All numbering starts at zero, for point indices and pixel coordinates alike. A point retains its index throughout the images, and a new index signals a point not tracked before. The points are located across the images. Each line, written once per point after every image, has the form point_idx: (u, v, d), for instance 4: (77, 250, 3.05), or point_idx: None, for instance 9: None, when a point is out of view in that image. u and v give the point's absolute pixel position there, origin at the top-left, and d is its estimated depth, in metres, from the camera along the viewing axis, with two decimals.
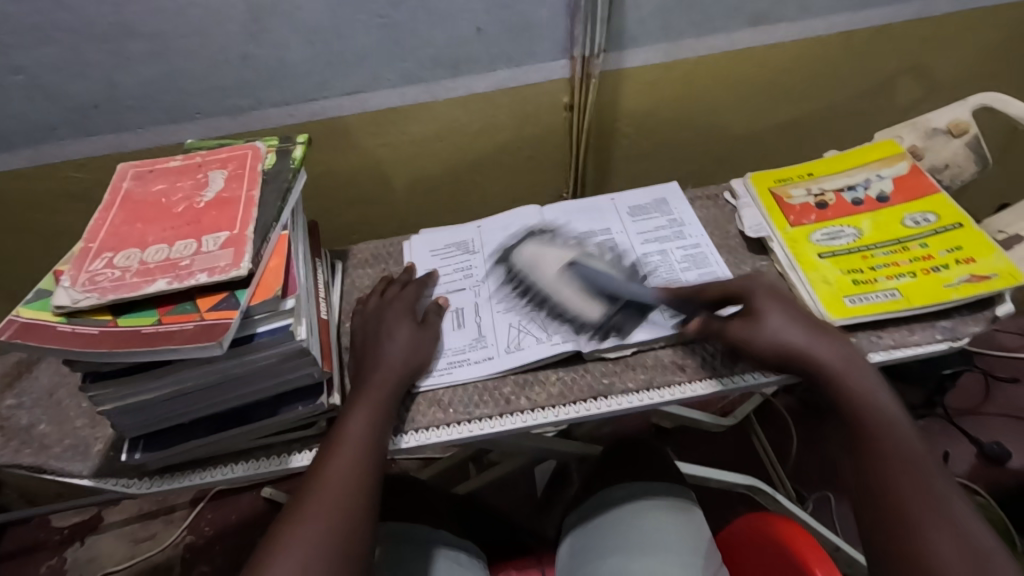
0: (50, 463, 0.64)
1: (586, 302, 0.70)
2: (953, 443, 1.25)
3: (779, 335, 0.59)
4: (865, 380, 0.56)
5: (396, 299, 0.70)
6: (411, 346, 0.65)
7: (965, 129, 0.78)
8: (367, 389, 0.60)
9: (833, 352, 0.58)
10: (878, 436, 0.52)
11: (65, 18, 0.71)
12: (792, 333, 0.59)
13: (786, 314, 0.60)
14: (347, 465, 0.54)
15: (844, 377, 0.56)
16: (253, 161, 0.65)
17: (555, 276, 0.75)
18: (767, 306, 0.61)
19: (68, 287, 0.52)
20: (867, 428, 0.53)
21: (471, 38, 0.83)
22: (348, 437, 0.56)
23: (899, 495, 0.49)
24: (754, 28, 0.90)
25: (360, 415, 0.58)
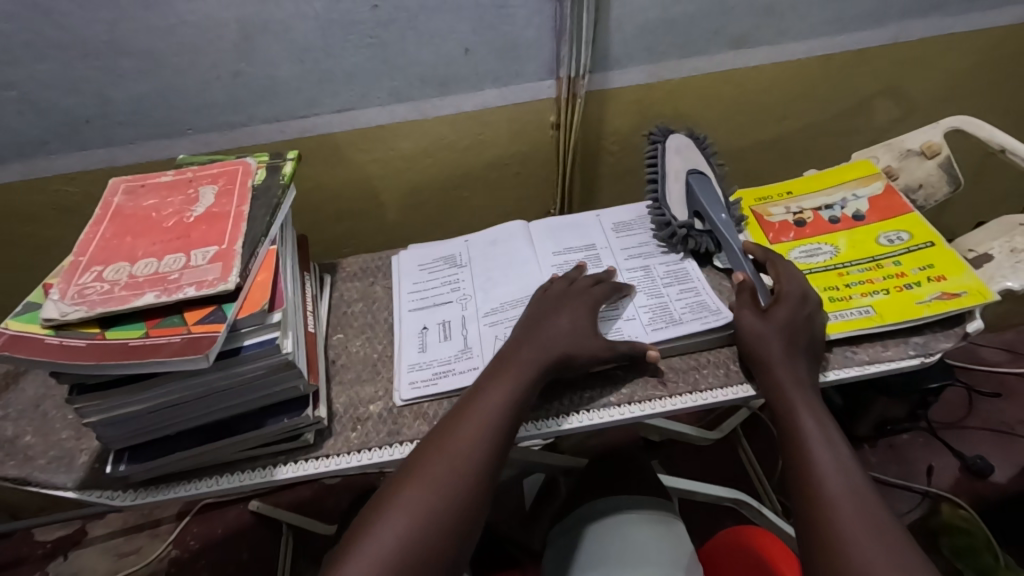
0: (34, 475, 0.64)
1: (676, 202, 0.79)
2: (936, 457, 1.27)
3: (766, 347, 0.62)
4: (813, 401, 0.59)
5: (574, 290, 0.71)
6: (585, 331, 0.65)
7: (937, 150, 0.81)
8: (507, 369, 0.61)
9: (792, 376, 0.60)
10: (824, 460, 0.54)
11: (59, 36, 0.73)
12: (761, 349, 0.62)
13: (755, 324, 0.64)
14: (468, 447, 0.55)
15: (801, 399, 0.58)
16: (243, 177, 0.67)
17: (676, 172, 0.79)
18: (746, 312, 0.65)
19: (57, 299, 0.53)
20: (781, 379, 0.60)
21: (459, 58, 0.85)
22: (477, 417, 0.57)
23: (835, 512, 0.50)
24: (734, 51, 0.93)
25: (490, 395, 0.59)
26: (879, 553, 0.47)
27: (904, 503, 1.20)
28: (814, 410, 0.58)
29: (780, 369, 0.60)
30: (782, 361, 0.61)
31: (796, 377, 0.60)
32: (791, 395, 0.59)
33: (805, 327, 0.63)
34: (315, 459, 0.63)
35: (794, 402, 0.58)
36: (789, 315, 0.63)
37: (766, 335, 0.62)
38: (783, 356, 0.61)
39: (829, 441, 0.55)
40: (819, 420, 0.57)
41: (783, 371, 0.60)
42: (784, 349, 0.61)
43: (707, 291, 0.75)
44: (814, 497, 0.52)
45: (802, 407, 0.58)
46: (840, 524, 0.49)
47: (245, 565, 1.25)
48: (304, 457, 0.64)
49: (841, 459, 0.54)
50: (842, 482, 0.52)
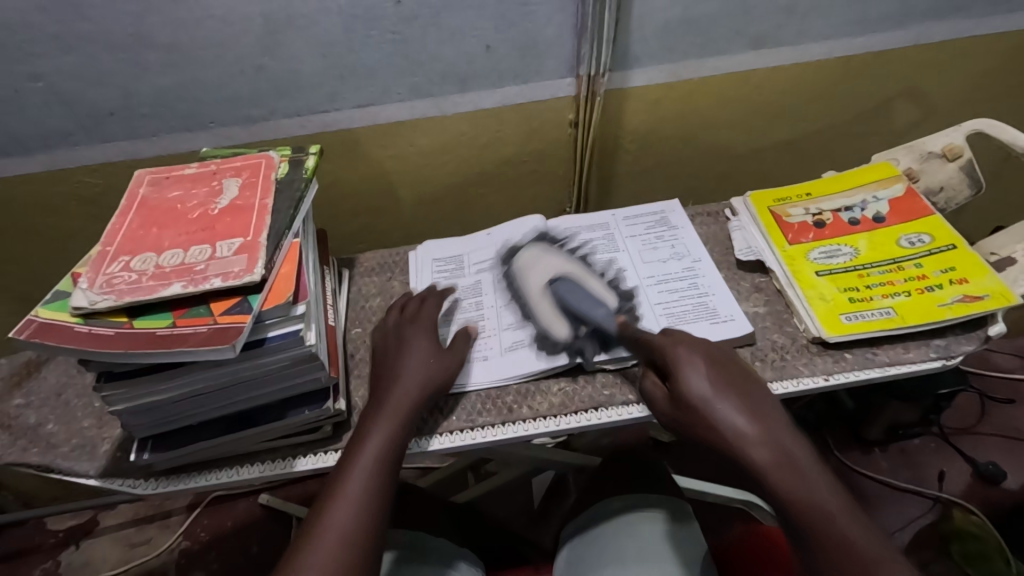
0: (57, 462, 0.64)
1: (554, 316, 0.73)
2: (949, 462, 1.26)
3: (695, 399, 0.55)
4: (782, 449, 0.52)
5: (420, 315, 0.70)
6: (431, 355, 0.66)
7: (959, 153, 0.80)
8: (383, 411, 0.60)
9: (769, 449, 0.52)
10: (851, 535, 0.46)
11: (85, 28, 0.73)
12: (723, 423, 0.53)
13: (704, 389, 0.56)
14: (363, 486, 0.54)
15: (757, 451, 0.52)
16: (267, 170, 0.67)
17: (540, 292, 0.76)
18: (689, 370, 0.57)
19: (85, 288, 0.54)
20: (729, 433, 0.53)
21: (480, 55, 0.85)
22: (362, 460, 0.56)
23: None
24: (754, 51, 0.92)
25: (375, 442, 0.58)
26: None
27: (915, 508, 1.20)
28: (816, 476, 0.50)
29: (753, 445, 0.52)
30: (750, 433, 0.53)
31: (774, 446, 0.52)
32: (749, 450, 0.52)
33: (746, 391, 0.56)
34: (335, 452, 0.63)
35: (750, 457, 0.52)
36: (733, 379, 0.57)
37: (713, 402, 0.54)
38: (720, 405, 0.54)
39: (842, 511, 0.48)
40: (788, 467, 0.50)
41: (726, 423, 0.53)
42: (749, 417, 0.54)
43: (723, 292, 0.74)
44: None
45: (763, 461, 0.51)
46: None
47: (254, 557, 1.26)
48: (323, 449, 0.64)
49: (827, 511, 0.48)
50: (882, 559, 0.45)
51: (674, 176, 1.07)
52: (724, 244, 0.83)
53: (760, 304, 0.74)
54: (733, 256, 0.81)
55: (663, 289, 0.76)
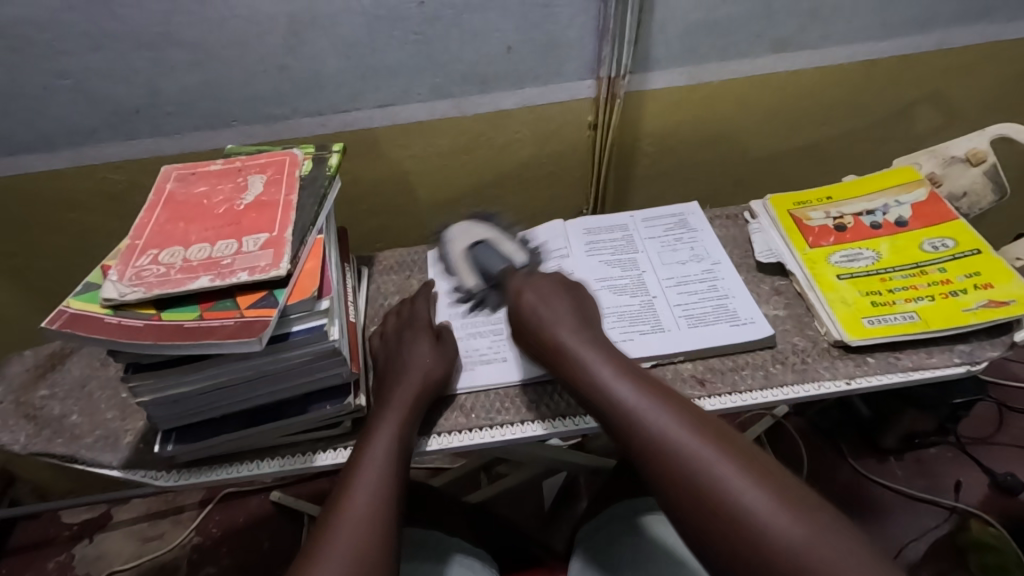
0: (80, 453, 0.65)
1: (466, 272, 0.80)
2: (966, 473, 1.24)
3: (526, 308, 0.64)
4: (585, 346, 0.59)
5: (415, 317, 0.72)
6: (428, 353, 0.67)
7: (983, 158, 0.80)
8: (388, 411, 0.61)
9: (583, 342, 0.59)
10: (631, 395, 0.52)
11: (115, 27, 0.75)
12: (549, 329, 0.61)
13: (535, 304, 0.63)
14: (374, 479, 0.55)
15: (571, 341, 0.59)
16: (291, 167, 0.68)
17: (459, 253, 0.82)
18: (527, 289, 0.65)
19: (115, 281, 0.54)
20: (544, 332, 0.61)
21: (501, 55, 0.85)
22: (370, 463, 0.56)
23: (669, 436, 0.49)
24: (775, 55, 0.92)
25: (380, 440, 0.58)
26: (725, 460, 0.46)
27: (931, 518, 1.18)
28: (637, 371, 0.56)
29: (575, 343, 0.59)
30: (570, 335, 0.60)
31: (592, 343, 0.59)
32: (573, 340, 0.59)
33: (583, 306, 0.65)
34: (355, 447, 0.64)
35: (566, 350, 0.59)
36: (566, 301, 0.64)
37: (547, 318, 0.62)
38: (539, 306, 0.63)
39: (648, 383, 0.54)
40: (596, 353, 0.58)
41: (549, 328, 0.61)
42: (569, 325, 0.61)
43: (743, 294, 0.74)
44: (644, 432, 0.50)
45: (568, 349, 0.59)
46: (679, 445, 0.48)
47: (265, 554, 1.26)
48: (342, 445, 0.64)
49: (616, 392, 0.53)
50: (670, 409, 0.51)
51: (691, 180, 1.07)
52: (744, 247, 0.82)
53: (781, 307, 0.74)
54: (754, 258, 0.80)
55: (683, 290, 0.75)
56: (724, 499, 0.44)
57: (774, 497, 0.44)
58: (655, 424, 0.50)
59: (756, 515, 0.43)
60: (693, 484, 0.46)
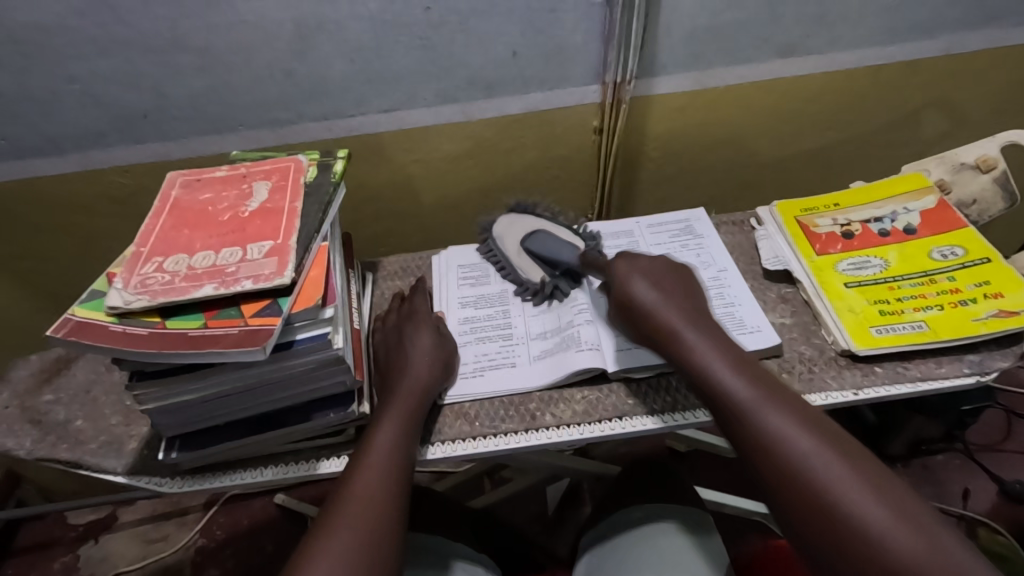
0: (85, 459, 0.65)
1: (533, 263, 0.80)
2: (974, 481, 1.23)
3: (637, 296, 0.61)
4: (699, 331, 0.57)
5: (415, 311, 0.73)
6: (432, 345, 0.68)
7: (993, 165, 0.79)
8: (395, 401, 0.62)
9: (699, 332, 0.57)
10: (747, 389, 0.50)
11: (123, 32, 0.75)
12: (666, 320, 0.58)
13: (651, 294, 0.61)
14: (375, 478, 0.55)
15: (687, 325, 0.57)
16: (296, 174, 0.68)
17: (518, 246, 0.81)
18: (636, 280, 0.62)
19: (120, 288, 0.54)
20: (659, 317, 0.59)
21: (507, 61, 0.85)
22: (372, 455, 0.57)
23: (787, 434, 0.46)
24: (783, 60, 0.91)
25: (382, 433, 0.59)
26: (843, 465, 0.44)
27: None
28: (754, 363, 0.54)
29: (690, 332, 0.57)
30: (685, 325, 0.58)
31: (708, 332, 0.57)
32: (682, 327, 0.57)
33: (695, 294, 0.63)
34: None
35: (680, 335, 0.57)
36: (677, 287, 0.62)
37: (659, 304, 0.60)
38: (652, 293, 0.61)
39: (769, 377, 0.52)
40: (715, 339, 0.56)
41: (663, 313, 0.59)
42: (686, 315, 0.59)
43: (749, 302, 0.73)
44: (754, 424, 0.48)
45: (684, 335, 0.57)
46: (792, 444, 0.46)
47: (268, 557, 1.26)
48: (346, 452, 0.64)
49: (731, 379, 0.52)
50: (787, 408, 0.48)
51: (697, 185, 1.06)
52: (751, 254, 0.82)
53: (787, 315, 0.73)
54: (760, 265, 0.80)
55: None
56: (841, 505, 0.42)
57: (894, 511, 0.41)
58: (769, 415, 0.48)
59: (877, 528, 0.40)
60: (808, 486, 0.44)
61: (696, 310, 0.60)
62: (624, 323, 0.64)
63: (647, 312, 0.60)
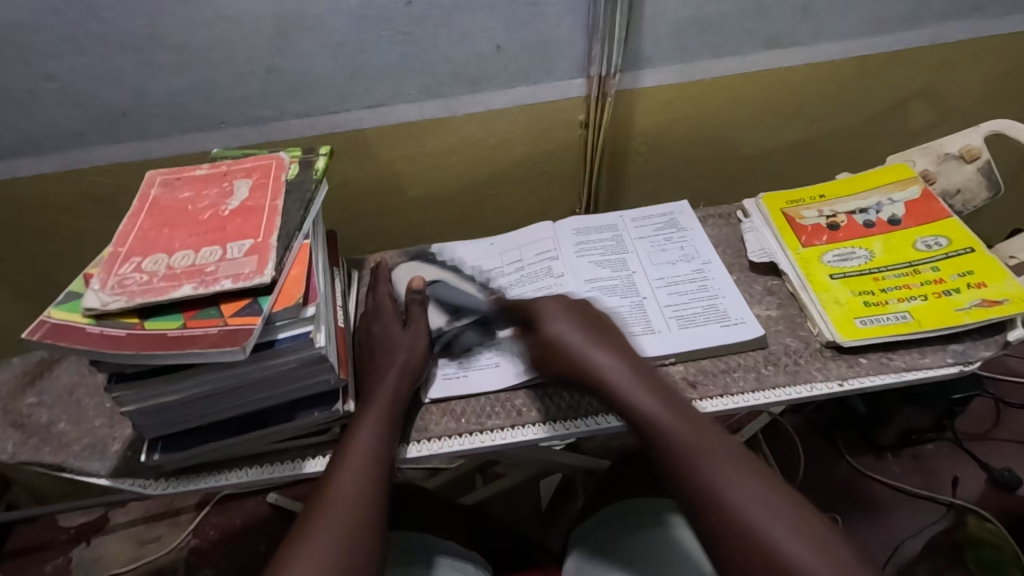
0: (69, 462, 0.65)
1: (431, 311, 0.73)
2: (963, 469, 1.24)
3: (565, 337, 0.61)
4: (641, 380, 0.56)
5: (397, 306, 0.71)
6: (416, 342, 0.67)
7: (977, 155, 0.79)
8: (376, 400, 0.61)
9: (641, 380, 0.56)
10: (696, 444, 0.50)
11: (100, 30, 0.74)
12: (601, 365, 0.58)
13: (585, 338, 0.60)
14: (355, 478, 0.55)
15: (630, 376, 0.57)
16: (277, 171, 0.67)
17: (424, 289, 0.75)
18: (558, 322, 0.62)
19: (97, 289, 0.54)
20: (601, 364, 0.58)
21: (491, 55, 0.84)
22: (355, 455, 0.57)
23: (728, 488, 0.47)
24: (768, 52, 0.91)
25: (366, 433, 0.58)
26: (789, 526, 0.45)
27: (927, 515, 1.18)
28: (686, 409, 0.54)
29: (627, 383, 0.56)
30: (616, 371, 0.57)
31: (649, 382, 0.56)
32: (624, 375, 0.57)
33: (623, 337, 0.62)
34: None
35: (623, 386, 0.56)
36: (606, 331, 0.62)
37: (590, 349, 0.59)
38: (592, 336, 0.60)
39: (701, 427, 0.52)
40: (653, 389, 0.55)
41: (604, 360, 0.58)
42: (621, 362, 0.58)
43: (734, 295, 0.73)
44: (702, 480, 0.48)
45: (631, 385, 0.56)
46: (741, 506, 0.46)
47: (261, 556, 1.26)
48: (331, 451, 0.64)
49: (677, 434, 0.51)
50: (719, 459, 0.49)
51: (685, 179, 1.06)
52: (737, 247, 0.82)
53: (773, 307, 0.73)
54: (746, 258, 0.80)
55: (674, 289, 0.75)
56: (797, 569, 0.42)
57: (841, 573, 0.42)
58: (718, 474, 0.48)
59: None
60: (757, 552, 0.44)
61: (631, 358, 0.59)
62: (550, 367, 0.62)
63: (585, 357, 0.59)
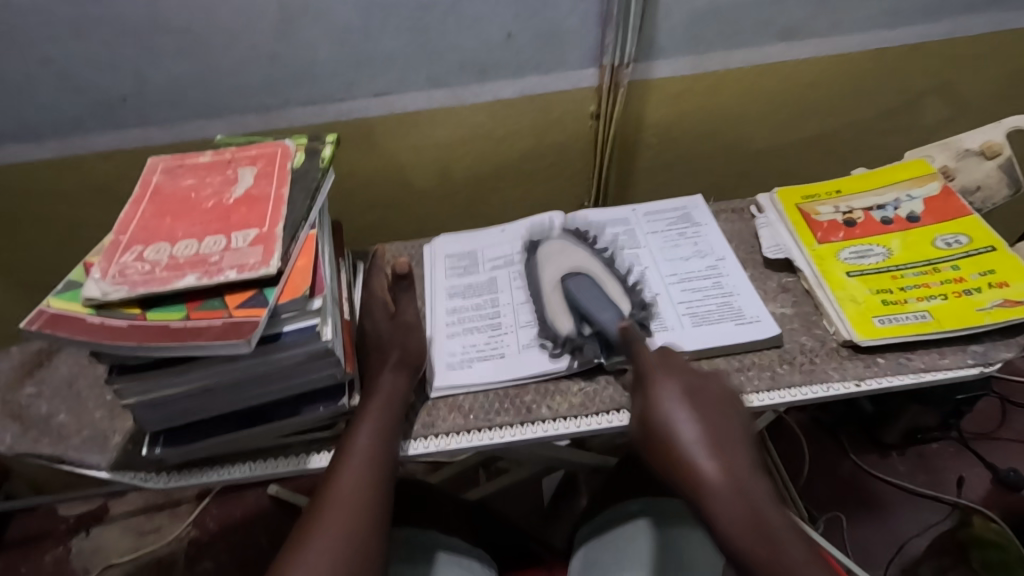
0: (68, 454, 0.63)
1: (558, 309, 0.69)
2: (969, 468, 1.23)
3: (669, 416, 0.56)
4: (730, 471, 0.52)
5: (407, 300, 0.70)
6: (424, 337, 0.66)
7: (998, 151, 0.78)
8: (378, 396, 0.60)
9: (720, 475, 0.52)
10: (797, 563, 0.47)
11: (101, 12, 0.72)
12: (685, 449, 0.54)
13: (682, 419, 0.55)
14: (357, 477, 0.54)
15: (716, 467, 0.52)
16: (283, 160, 0.65)
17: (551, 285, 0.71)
18: (667, 394, 0.57)
19: (98, 279, 0.52)
20: (681, 447, 0.54)
21: (501, 43, 0.82)
22: (357, 456, 0.55)
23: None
24: (784, 43, 0.89)
25: (367, 431, 0.57)
26: None
27: (933, 514, 1.17)
28: (776, 518, 0.50)
29: (715, 477, 0.52)
30: (704, 441, 0.54)
31: (729, 475, 0.52)
32: (702, 465, 0.53)
33: (718, 408, 0.57)
34: None
35: (703, 482, 0.52)
36: (712, 406, 0.57)
37: (678, 427, 0.55)
38: (690, 415, 0.56)
39: (771, 507, 0.50)
40: (739, 482, 0.51)
41: (691, 445, 0.54)
42: (711, 449, 0.54)
43: (748, 292, 0.72)
44: None
45: (709, 476, 0.52)
46: None
47: (262, 549, 1.25)
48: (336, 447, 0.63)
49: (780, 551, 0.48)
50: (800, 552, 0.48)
51: (695, 173, 1.05)
52: (751, 243, 0.80)
53: (788, 305, 0.72)
54: (761, 254, 0.78)
55: (687, 285, 0.74)
56: None
57: None
58: None
59: None
60: None
61: (729, 436, 0.55)
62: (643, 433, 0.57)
63: (674, 439, 0.55)
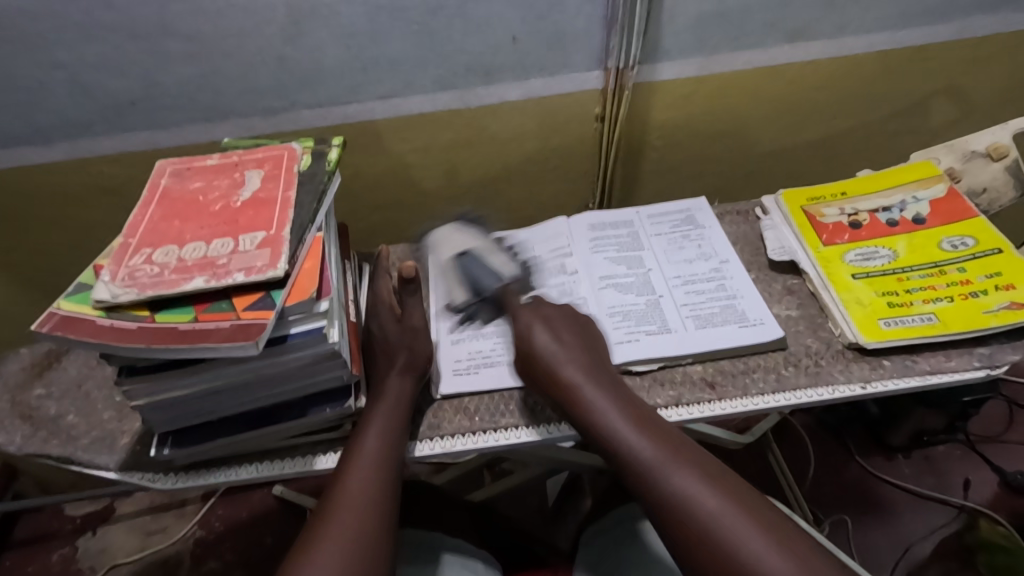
0: (76, 455, 0.64)
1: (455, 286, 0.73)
2: (975, 471, 1.22)
3: (536, 339, 0.62)
4: (613, 386, 0.59)
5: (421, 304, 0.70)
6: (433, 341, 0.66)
7: (1005, 153, 0.77)
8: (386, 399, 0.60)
9: (599, 388, 0.58)
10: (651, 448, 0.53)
11: (110, 16, 0.72)
12: (561, 368, 0.60)
13: (548, 340, 0.62)
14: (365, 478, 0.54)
15: (590, 381, 0.59)
16: (289, 162, 0.66)
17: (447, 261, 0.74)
18: (537, 325, 0.64)
19: (107, 281, 0.53)
20: (554, 363, 0.60)
21: (506, 46, 0.83)
22: (366, 458, 0.55)
23: (688, 493, 0.49)
24: (789, 45, 0.89)
25: (374, 434, 0.57)
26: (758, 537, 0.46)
27: (938, 517, 1.16)
28: (654, 420, 0.56)
29: (589, 386, 0.58)
30: (586, 382, 0.59)
31: (608, 386, 0.58)
32: (583, 379, 0.59)
33: (586, 336, 0.64)
34: None
35: (583, 392, 0.58)
36: (575, 336, 0.64)
37: (556, 356, 0.61)
38: (552, 341, 0.62)
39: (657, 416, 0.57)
40: (616, 395, 0.58)
41: (568, 367, 0.60)
42: (584, 367, 0.60)
43: (753, 294, 0.72)
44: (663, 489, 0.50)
45: (586, 386, 0.58)
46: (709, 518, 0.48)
47: (268, 549, 1.26)
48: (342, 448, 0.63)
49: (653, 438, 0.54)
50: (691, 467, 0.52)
51: (700, 175, 1.05)
52: (756, 245, 0.80)
53: (793, 307, 0.71)
54: (765, 256, 0.78)
55: (692, 287, 0.74)
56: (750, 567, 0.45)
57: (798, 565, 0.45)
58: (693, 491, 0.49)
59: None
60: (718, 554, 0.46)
61: (597, 361, 0.62)
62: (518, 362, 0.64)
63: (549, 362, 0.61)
